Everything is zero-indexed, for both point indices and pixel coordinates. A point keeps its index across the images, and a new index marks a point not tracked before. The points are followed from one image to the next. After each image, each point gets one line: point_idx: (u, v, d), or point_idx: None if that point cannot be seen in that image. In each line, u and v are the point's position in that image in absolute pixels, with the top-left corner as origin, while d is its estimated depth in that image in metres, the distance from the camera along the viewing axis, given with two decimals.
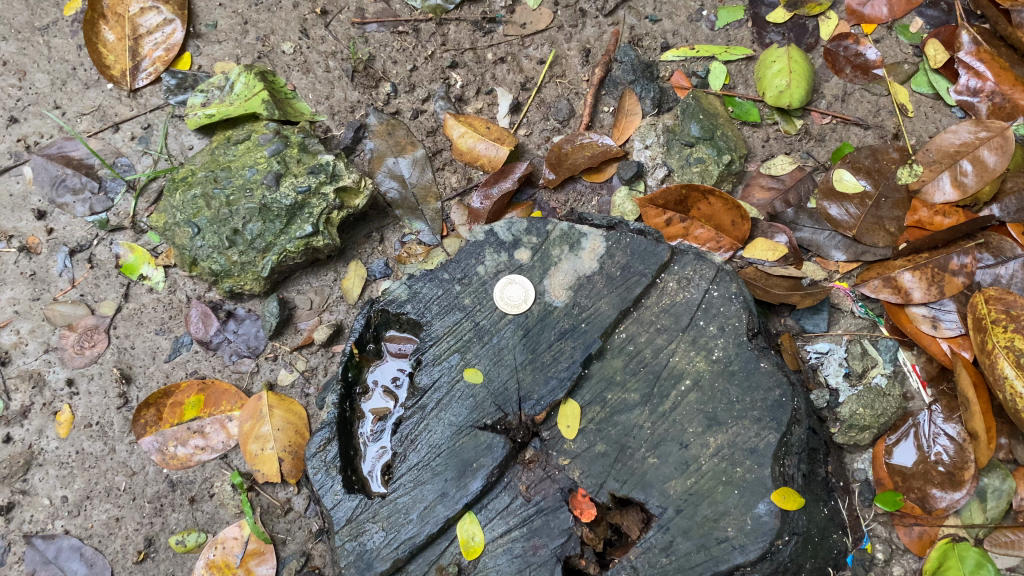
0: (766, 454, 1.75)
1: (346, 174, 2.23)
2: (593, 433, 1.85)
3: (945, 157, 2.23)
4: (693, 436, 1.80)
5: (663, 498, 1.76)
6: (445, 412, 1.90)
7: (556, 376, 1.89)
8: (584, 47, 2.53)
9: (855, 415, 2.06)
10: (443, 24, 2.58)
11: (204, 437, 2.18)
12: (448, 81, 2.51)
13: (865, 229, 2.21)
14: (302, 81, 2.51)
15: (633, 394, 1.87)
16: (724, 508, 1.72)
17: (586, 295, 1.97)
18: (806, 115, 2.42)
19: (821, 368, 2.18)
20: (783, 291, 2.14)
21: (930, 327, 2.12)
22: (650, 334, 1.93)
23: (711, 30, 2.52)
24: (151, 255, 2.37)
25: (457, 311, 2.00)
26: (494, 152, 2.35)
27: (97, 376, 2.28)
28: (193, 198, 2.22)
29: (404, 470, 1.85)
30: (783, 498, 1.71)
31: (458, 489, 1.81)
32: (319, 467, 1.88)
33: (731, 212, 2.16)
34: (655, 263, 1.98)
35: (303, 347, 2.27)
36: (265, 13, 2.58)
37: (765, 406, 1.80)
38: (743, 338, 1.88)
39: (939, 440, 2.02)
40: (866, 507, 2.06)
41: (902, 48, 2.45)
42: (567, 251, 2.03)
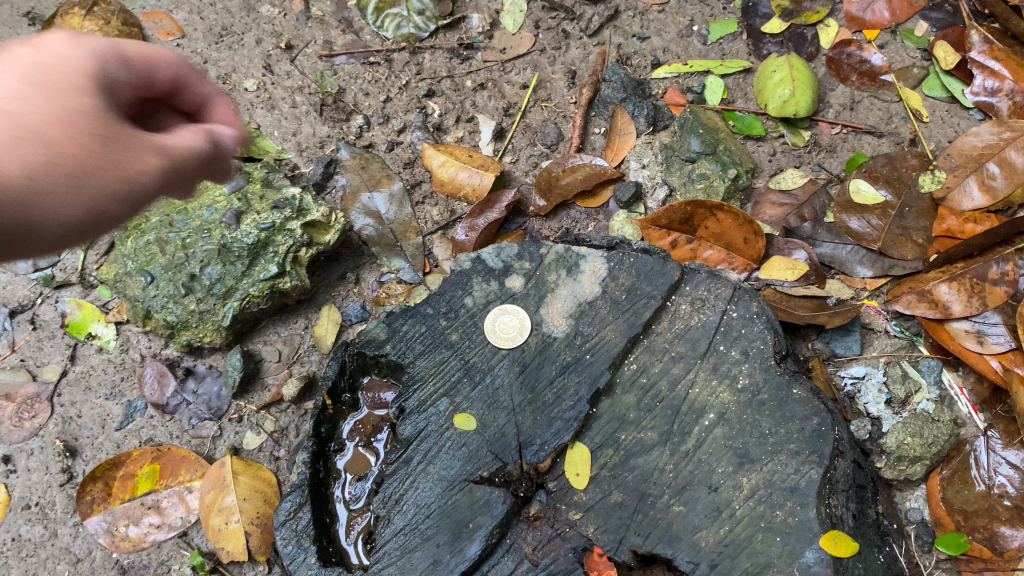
0: (810, 493, 1.47)
1: (314, 208, 2.01)
2: (606, 481, 1.56)
3: (969, 160, 2.04)
4: (723, 477, 1.52)
5: (694, 553, 1.47)
6: (433, 466, 1.61)
7: (561, 417, 1.61)
8: (569, 69, 2.39)
9: (902, 445, 1.78)
10: (417, 53, 2.44)
11: (160, 513, 1.88)
12: (425, 110, 2.35)
13: (890, 241, 2.00)
14: (266, 118, 2.33)
15: (651, 432, 1.59)
16: (767, 559, 1.43)
17: (588, 323, 1.70)
18: (814, 126, 2.26)
19: (858, 395, 1.92)
20: (808, 312, 1.92)
21: (975, 343, 1.88)
22: (664, 363, 1.65)
23: (704, 45, 2.39)
24: (100, 311, 2.12)
25: (443, 349, 1.72)
26: (478, 180, 2.15)
27: (37, 451, 2.01)
28: (146, 245, 1.99)
29: (389, 537, 1.56)
30: (834, 543, 1.43)
31: (453, 555, 1.51)
32: (289, 539, 1.58)
33: (743, 228, 1.95)
34: (664, 283, 1.71)
35: (272, 405, 2.02)
36: (226, 51, 2.44)
37: (804, 437, 1.52)
38: (770, 362, 1.61)
39: (1001, 471, 1.78)
40: (925, 553, 1.78)
41: (908, 52, 2.31)
42: (565, 275, 1.76)
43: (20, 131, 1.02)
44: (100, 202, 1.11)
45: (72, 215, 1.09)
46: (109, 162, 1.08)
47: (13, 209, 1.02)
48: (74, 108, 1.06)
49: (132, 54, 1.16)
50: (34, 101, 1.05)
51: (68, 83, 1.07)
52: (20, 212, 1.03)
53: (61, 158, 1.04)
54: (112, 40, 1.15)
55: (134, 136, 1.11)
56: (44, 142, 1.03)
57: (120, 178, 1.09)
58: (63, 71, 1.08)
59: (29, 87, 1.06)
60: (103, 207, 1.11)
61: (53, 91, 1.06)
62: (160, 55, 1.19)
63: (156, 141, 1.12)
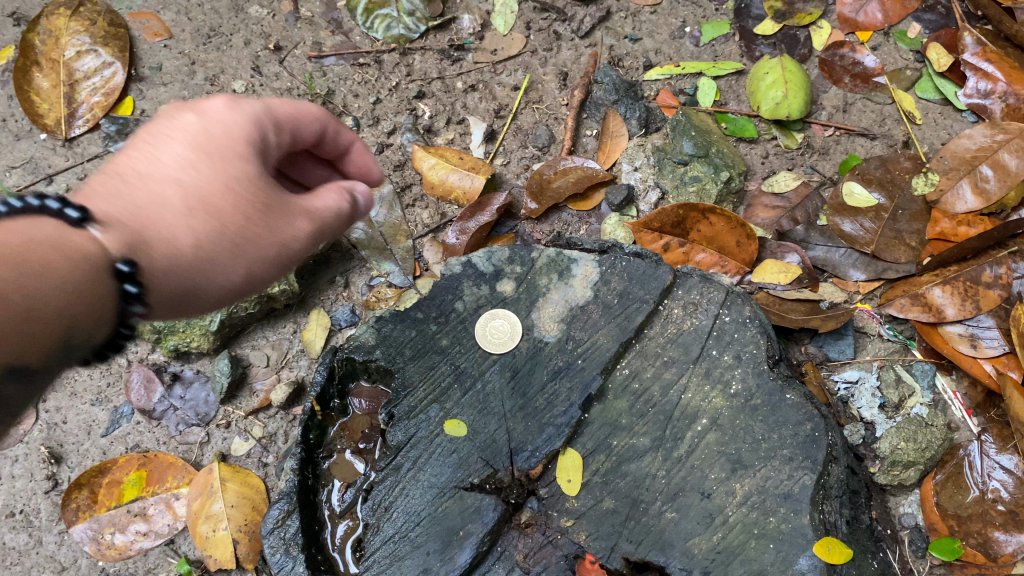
0: (803, 500, 1.45)
1: None
2: (598, 488, 1.54)
3: (962, 163, 2.03)
4: (715, 483, 1.50)
5: (687, 560, 1.45)
6: (423, 473, 1.59)
7: (552, 423, 1.60)
8: (560, 71, 2.37)
9: (896, 450, 1.77)
10: (407, 54, 2.42)
11: (147, 520, 1.85)
12: (415, 112, 2.34)
13: (883, 244, 1.99)
14: None
15: (643, 438, 1.57)
16: (760, 567, 1.42)
17: (580, 328, 1.68)
18: (807, 128, 2.25)
19: (852, 399, 1.90)
20: (802, 316, 1.91)
21: (969, 347, 1.87)
22: (656, 368, 1.63)
23: (696, 46, 2.37)
24: None
25: (433, 355, 1.70)
26: (469, 182, 2.13)
27: (21, 458, 1.98)
28: None
29: (378, 545, 1.54)
30: (828, 549, 1.41)
31: (443, 563, 1.50)
32: (277, 547, 1.56)
33: (736, 230, 1.94)
34: (656, 287, 1.69)
35: (260, 410, 1.99)
36: (214, 52, 2.42)
37: (797, 443, 1.51)
38: (763, 367, 1.59)
39: (995, 475, 1.77)
40: (919, 559, 1.76)
41: (901, 54, 2.30)
42: (557, 280, 1.74)
43: (194, 203, 1.12)
44: (254, 267, 1.18)
45: (233, 279, 1.18)
46: (268, 228, 1.16)
47: (185, 272, 1.13)
48: (237, 175, 1.14)
49: (283, 117, 1.26)
50: (201, 171, 1.13)
51: (233, 150, 1.16)
52: (190, 278, 1.14)
53: (226, 226, 1.13)
54: (265, 105, 1.23)
55: (287, 200, 1.19)
56: (214, 212, 1.12)
57: (275, 242, 1.17)
58: (228, 138, 1.16)
59: (198, 156, 1.15)
60: (259, 270, 1.19)
61: (220, 160, 1.14)
62: (306, 110, 1.32)
63: (306, 207, 1.20)
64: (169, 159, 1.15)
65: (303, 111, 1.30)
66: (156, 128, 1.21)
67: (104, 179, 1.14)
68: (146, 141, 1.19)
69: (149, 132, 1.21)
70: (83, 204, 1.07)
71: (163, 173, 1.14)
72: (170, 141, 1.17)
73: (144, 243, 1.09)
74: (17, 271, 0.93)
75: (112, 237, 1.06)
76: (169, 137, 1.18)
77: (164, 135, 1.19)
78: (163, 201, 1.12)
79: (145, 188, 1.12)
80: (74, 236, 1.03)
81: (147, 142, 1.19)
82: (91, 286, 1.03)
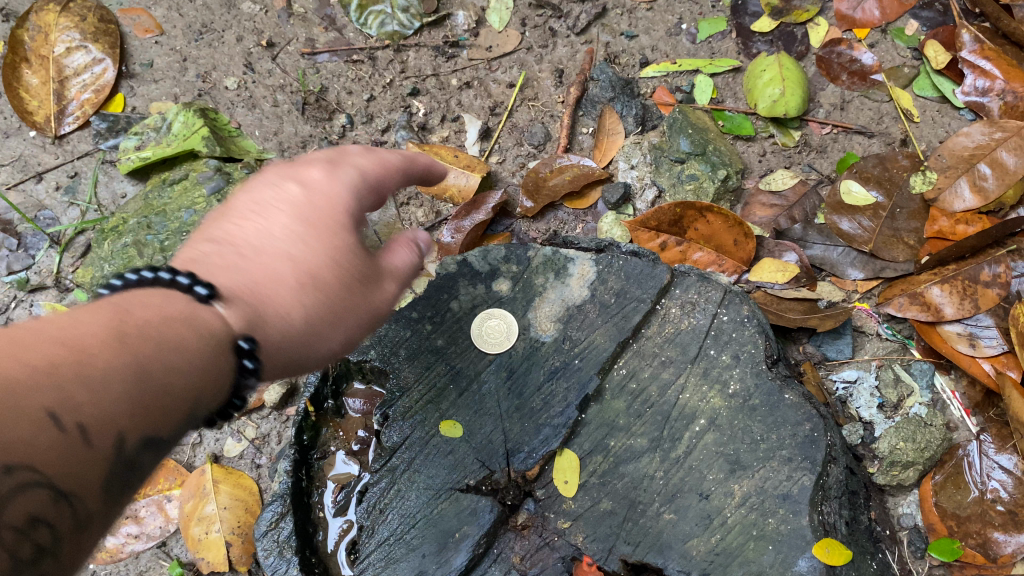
0: (802, 501, 1.43)
1: None
2: (596, 489, 1.51)
3: (960, 161, 2.02)
4: (714, 484, 1.47)
5: (685, 562, 1.42)
6: (419, 475, 1.57)
7: (549, 424, 1.57)
8: (556, 68, 2.35)
9: (896, 450, 1.76)
10: (402, 50, 2.40)
11: (138, 522, 1.83)
12: (410, 109, 2.31)
13: (881, 242, 1.98)
14: (247, 118, 2.31)
15: (641, 439, 1.54)
16: (759, 568, 1.39)
17: (577, 327, 1.65)
18: (804, 126, 2.24)
19: (850, 399, 1.88)
20: (800, 315, 1.90)
21: (968, 346, 1.85)
22: (653, 368, 1.60)
23: (693, 43, 2.36)
24: None
25: (429, 354, 1.67)
26: (464, 180, 2.11)
27: None
28: (124, 248, 1.96)
29: (373, 548, 1.52)
30: (828, 551, 1.39)
31: (438, 566, 1.47)
32: (270, 550, 1.54)
33: (733, 230, 1.92)
34: (654, 286, 1.67)
35: (253, 411, 1.98)
36: (206, 49, 2.40)
37: (796, 443, 1.48)
38: (762, 366, 1.56)
39: (994, 475, 1.76)
40: (918, 559, 1.74)
41: (899, 51, 2.28)
42: (553, 279, 1.72)
43: (304, 279, 1.10)
44: (351, 333, 1.18)
45: (332, 345, 1.18)
46: (366, 300, 1.16)
47: (291, 344, 1.12)
48: (339, 249, 1.12)
49: (380, 180, 1.21)
50: (306, 244, 1.11)
51: (336, 221, 1.13)
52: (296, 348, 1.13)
53: (333, 301, 1.12)
54: (361, 168, 1.18)
55: (380, 266, 1.19)
56: (320, 287, 1.11)
57: (370, 312, 1.17)
58: (330, 209, 1.13)
59: (302, 227, 1.13)
60: (355, 335, 1.19)
61: (325, 234, 1.12)
62: (400, 170, 1.25)
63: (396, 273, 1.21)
64: (275, 231, 1.13)
65: (394, 168, 1.23)
66: (256, 191, 1.19)
67: (216, 251, 1.13)
68: (248, 207, 1.18)
69: (249, 198, 1.19)
70: (200, 279, 1.07)
71: (270, 245, 1.12)
72: (273, 210, 1.15)
73: (255, 319, 1.08)
74: (161, 349, 0.92)
75: (232, 313, 1.06)
76: (271, 207, 1.16)
77: (267, 202, 1.16)
78: (273, 274, 1.11)
79: (254, 262, 1.12)
80: (200, 311, 1.02)
81: (249, 209, 1.17)
82: (220, 362, 1.01)
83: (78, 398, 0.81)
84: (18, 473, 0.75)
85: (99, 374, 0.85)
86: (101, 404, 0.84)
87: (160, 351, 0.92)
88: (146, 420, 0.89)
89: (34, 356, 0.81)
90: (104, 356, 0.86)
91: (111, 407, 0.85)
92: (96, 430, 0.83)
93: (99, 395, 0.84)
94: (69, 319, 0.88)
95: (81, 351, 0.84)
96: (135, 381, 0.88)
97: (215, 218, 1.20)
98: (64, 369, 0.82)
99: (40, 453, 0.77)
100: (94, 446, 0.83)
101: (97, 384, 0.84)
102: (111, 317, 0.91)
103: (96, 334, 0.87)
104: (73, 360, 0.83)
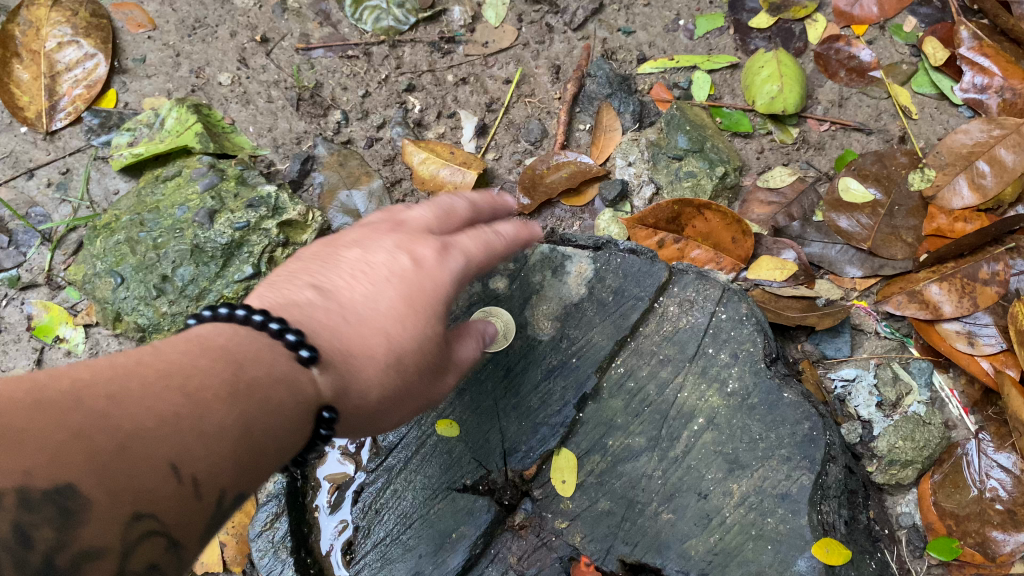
0: (801, 500, 1.38)
1: (290, 206, 1.96)
2: (594, 489, 1.48)
3: (959, 158, 2.01)
4: (713, 483, 1.43)
5: (683, 562, 1.39)
6: (416, 474, 1.56)
7: (546, 423, 1.55)
8: (553, 64, 2.33)
9: (893, 449, 1.75)
10: (397, 46, 2.38)
11: None
12: (405, 105, 2.30)
13: (880, 240, 1.97)
14: (241, 114, 2.28)
15: (639, 438, 1.50)
16: (758, 568, 1.35)
17: (574, 325, 1.63)
18: (802, 123, 2.22)
19: (848, 398, 1.87)
20: (798, 313, 1.90)
21: (966, 344, 1.84)
22: (652, 366, 1.57)
23: (691, 40, 2.34)
24: (68, 313, 2.06)
25: None
26: (460, 177, 2.10)
27: None
28: (115, 245, 1.93)
29: (369, 548, 1.52)
30: (826, 550, 1.34)
31: (435, 567, 1.46)
32: (265, 551, 1.52)
33: (731, 227, 1.90)
34: (652, 284, 1.63)
35: None
36: (199, 44, 2.37)
37: (795, 442, 1.43)
38: (761, 364, 1.52)
39: (992, 474, 1.75)
40: (917, 559, 1.73)
41: (897, 48, 2.27)
42: (550, 277, 1.69)
43: (395, 360, 1.10)
44: (403, 410, 1.21)
45: (382, 416, 1.19)
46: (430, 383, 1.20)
47: (359, 418, 1.12)
48: (431, 336, 1.14)
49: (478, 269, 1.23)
50: (405, 326, 1.12)
51: (435, 309, 1.15)
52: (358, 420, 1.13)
53: (409, 384, 1.14)
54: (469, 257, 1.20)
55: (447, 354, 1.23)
56: (404, 370, 1.12)
57: (427, 393, 1.21)
58: (434, 295, 1.15)
59: (404, 307, 1.13)
60: (405, 410, 1.22)
61: (426, 320, 1.14)
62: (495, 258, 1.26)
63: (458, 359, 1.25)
64: (380, 303, 1.12)
65: (492, 265, 1.26)
66: (365, 256, 1.18)
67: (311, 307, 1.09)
68: (351, 270, 1.16)
69: (353, 261, 1.18)
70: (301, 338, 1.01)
71: (372, 316, 1.11)
72: (381, 281, 1.14)
73: (344, 393, 1.06)
74: (267, 410, 0.90)
75: (325, 381, 1.02)
76: (380, 276, 1.15)
77: (374, 270, 1.16)
78: (366, 347, 1.09)
79: (352, 329, 1.09)
80: (301, 375, 0.98)
81: (353, 273, 1.16)
82: (306, 429, 0.98)
83: (194, 453, 0.81)
84: (140, 522, 0.77)
85: (212, 430, 0.83)
86: (208, 464, 0.82)
87: (265, 411, 0.90)
88: (249, 475, 0.87)
89: (157, 405, 0.80)
90: (218, 411, 0.84)
91: (221, 463, 0.84)
92: (205, 484, 0.82)
93: (208, 455, 0.82)
94: (189, 361, 0.86)
95: (200, 405, 0.83)
96: (241, 442, 0.86)
97: (310, 270, 1.18)
98: (183, 422, 0.81)
99: (157, 504, 0.78)
100: (204, 500, 0.82)
101: (209, 441, 0.82)
102: (227, 365, 0.89)
103: (215, 387, 0.85)
104: (190, 414, 0.81)
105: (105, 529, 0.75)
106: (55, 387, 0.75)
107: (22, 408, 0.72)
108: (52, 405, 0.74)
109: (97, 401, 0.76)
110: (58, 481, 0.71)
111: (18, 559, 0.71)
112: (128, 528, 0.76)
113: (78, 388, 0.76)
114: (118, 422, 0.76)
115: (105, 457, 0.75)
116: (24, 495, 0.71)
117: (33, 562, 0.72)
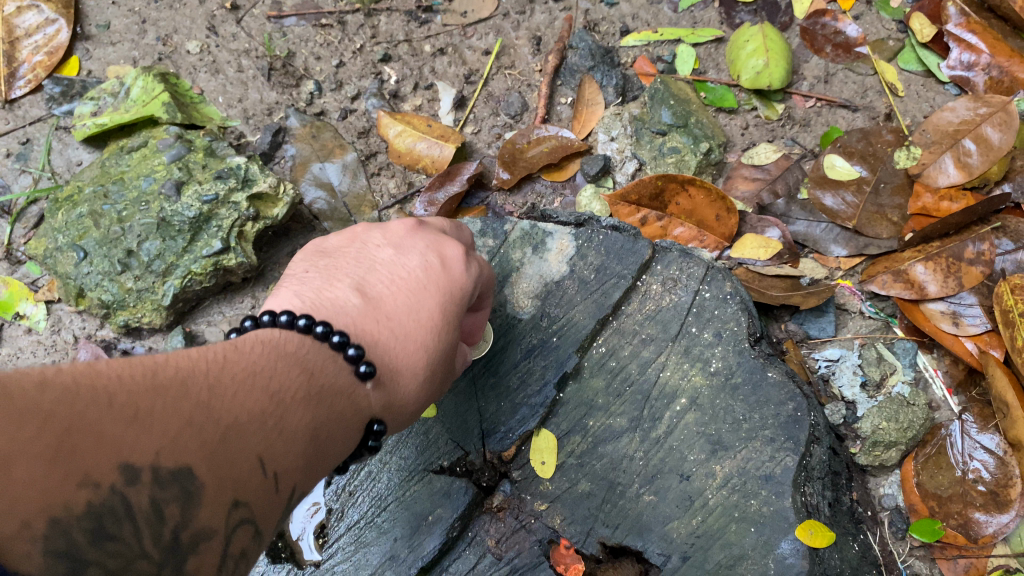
0: (785, 482, 1.32)
1: (261, 178, 1.87)
2: (574, 470, 1.43)
3: (945, 136, 1.98)
4: (695, 464, 1.39)
5: (665, 545, 1.34)
6: (391, 457, 1.51)
7: (526, 403, 1.50)
8: (533, 35, 2.27)
9: (878, 430, 1.72)
10: (373, 15, 2.31)
11: None
12: (380, 76, 2.23)
13: (865, 219, 1.94)
14: (210, 83, 2.20)
15: (620, 419, 1.46)
16: (740, 551, 1.30)
17: (555, 304, 1.58)
18: (787, 99, 2.19)
19: (833, 378, 1.86)
20: (781, 293, 1.84)
21: (951, 325, 1.81)
22: (634, 346, 1.52)
23: (674, 12, 2.29)
24: (29, 289, 1.99)
25: None
26: (438, 151, 2.04)
27: None
28: (79, 218, 1.86)
29: (342, 532, 1.48)
30: (810, 533, 1.28)
31: (411, 550, 1.40)
32: None
33: (715, 205, 1.86)
34: (635, 262, 1.59)
35: None
36: (166, 11, 2.29)
37: (779, 423, 1.38)
38: (745, 344, 1.47)
39: (976, 456, 1.70)
40: (899, 541, 1.71)
41: (884, 24, 2.24)
42: (530, 254, 1.65)
43: (430, 373, 1.14)
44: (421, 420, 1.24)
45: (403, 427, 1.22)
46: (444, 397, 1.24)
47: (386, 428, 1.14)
48: (451, 351, 1.19)
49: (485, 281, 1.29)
50: (436, 341, 1.15)
51: (458, 325, 1.19)
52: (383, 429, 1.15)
53: (431, 396, 1.18)
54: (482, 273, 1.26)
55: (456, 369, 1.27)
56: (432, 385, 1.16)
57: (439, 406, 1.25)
58: (462, 309, 1.19)
59: (437, 321, 1.15)
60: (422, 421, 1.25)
61: (454, 332, 1.18)
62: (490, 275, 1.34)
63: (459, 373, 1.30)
64: (420, 314, 1.14)
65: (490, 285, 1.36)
66: (399, 262, 1.20)
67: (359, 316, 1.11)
68: (388, 276, 1.18)
69: (387, 266, 1.20)
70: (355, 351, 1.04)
71: (414, 329, 1.13)
72: (417, 289, 1.16)
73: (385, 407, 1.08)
74: (330, 417, 0.96)
75: (376, 394, 1.07)
76: (414, 284, 1.17)
77: (408, 276, 1.18)
78: (410, 359, 1.12)
79: (398, 343, 1.12)
80: (357, 389, 1.03)
81: (391, 280, 1.18)
82: (356, 437, 1.03)
83: (277, 449, 0.85)
84: (238, 509, 0.79)
85: (289, 429, 0.88)
86: (286, 459, 0.86)
87: (328, 418, 0.96)
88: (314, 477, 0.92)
89: (249, 400, 0.85)
90: (295, 411, 0.90)
91: (299, 460, 0.88)
92: (284, 479, 0.86)
93: (287, 452, 0.87)
94: (266, 364, 0.92)
95: (280, 405, 0.89)
96: (310, 443, 0.91)
97: (344, 270, 1.19)
98: (269, 419, 0.86)
99: (250, 494, 0.81)
100: (282, 495, 0.86)
101: (289, 438, 0.88)
102: (298, 372, 0.95)
103: (292, 390, 0.92)
104: (275, 412, 0.87)
105: (214, 512, 0.76)
106: (167, 371, 0.80)
107: (146, 392, 0.75)
108: (167, 389, 0.77)
109: (201, 393, 0.80)
110: (179, 463, 0.74)
111: (151, 533, 0.71)
112: (229, 513, 0.78)
113: (184, 376, 0.81)
114: (220, 415, 0.81)
115: (213, 445, 0.78)
116: (156, 473, 0.72)
117: (164, 537, 0.72)
